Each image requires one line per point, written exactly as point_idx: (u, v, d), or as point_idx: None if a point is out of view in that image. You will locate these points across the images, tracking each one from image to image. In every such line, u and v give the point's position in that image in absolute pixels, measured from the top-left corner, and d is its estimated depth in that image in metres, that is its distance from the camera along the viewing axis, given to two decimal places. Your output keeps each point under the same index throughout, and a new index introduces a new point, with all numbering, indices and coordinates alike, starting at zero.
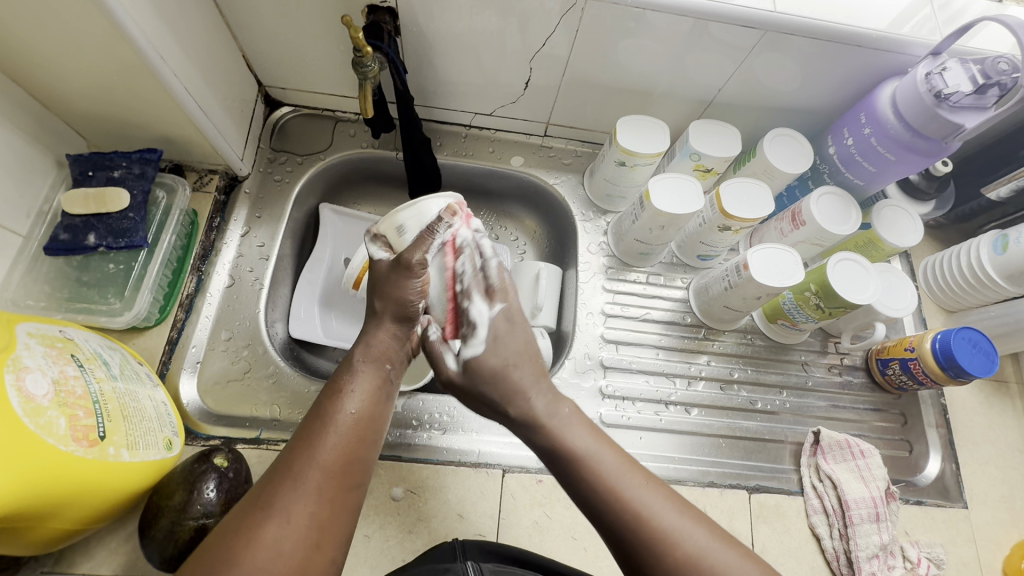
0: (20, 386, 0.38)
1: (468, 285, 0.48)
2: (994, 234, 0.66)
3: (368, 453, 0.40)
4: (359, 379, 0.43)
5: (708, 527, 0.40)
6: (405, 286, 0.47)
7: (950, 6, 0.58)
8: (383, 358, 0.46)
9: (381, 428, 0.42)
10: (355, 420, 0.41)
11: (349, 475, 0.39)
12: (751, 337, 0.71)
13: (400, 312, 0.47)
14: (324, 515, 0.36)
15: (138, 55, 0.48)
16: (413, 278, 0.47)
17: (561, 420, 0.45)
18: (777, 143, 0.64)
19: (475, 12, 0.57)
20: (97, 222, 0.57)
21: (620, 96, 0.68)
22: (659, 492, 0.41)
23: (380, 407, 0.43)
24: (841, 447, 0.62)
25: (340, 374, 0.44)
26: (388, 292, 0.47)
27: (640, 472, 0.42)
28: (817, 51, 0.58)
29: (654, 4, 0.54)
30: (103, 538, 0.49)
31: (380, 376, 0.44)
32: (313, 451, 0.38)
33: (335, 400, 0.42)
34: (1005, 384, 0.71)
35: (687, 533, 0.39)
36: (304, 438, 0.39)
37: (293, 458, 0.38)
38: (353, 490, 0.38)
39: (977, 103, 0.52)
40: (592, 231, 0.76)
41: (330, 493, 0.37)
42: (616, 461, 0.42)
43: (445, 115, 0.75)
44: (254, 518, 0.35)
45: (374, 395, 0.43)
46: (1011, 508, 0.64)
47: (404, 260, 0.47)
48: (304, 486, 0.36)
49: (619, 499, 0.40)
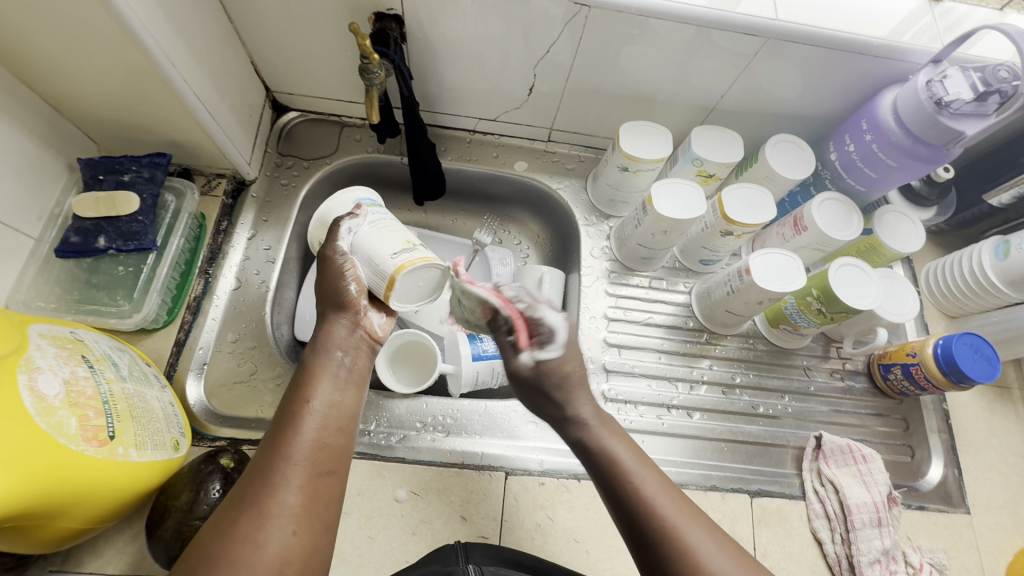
0: (32, 386, 0.38)
1: (531, 298, 0.46)
2: (995, 241, 0.66)
3: (335, 439, 0.40)
4: (316, 373, 0.43)
5: (736, 553, 0.39)
6: (332, 274, 0.48)
7: (950, 14, 0.59)
8: (335, 348, 0.46)
9: (348, 416, 0.42)
10: (316, 411, 0.41)
11: (319, 462, 0.38)
12: (753, 342, 0.72)
13: (336, 301, 0.48)
14: (301, 504, 0.36)
15: (150, 61, 0.49)
16: (336, 264, 0.48)
17: (601, 429, 0.46)
18: (779, 149, 0.64)
19: (480, 19, 0.58)
20: (107, 225, 0.57)
21: (623, 102, 0.69)
22: (689, 511, 0.40)
23: (341, 396, 0.43)
24: (842, 452, 0.63)
25: (299, 373, 0.44)
26: (326, 290, 0.48)
27: (671, 490, 0.42)
28: (818, 58, 0.58)
29: (657, 12, 0.55)
30: (110, 537, 0.50)
31: (334, 366, 0.44)
32: (277, 446, 0.38)
33: (296, 397, 0.41)
34: (1007, 390, 0.71)
35: (711, 557, 0.38)
36: (270, 438, 0.39)
37: (261, 458, 0.38)
38: (325, 476, 0.38)
39: (978, 111, 0.53)
40: (595, 235, 0.76)
41: (302, 481, 0.37)
42: (648, 473, 0.43)
43: (449, 120, 0.76)
44: (232, 515, 0.35)
45: (337, 387, 0.43)
46: (1014, 514, 0.64)
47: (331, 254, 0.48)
48: (278, 480, 0.36)
49: (651, 511, 0.40)
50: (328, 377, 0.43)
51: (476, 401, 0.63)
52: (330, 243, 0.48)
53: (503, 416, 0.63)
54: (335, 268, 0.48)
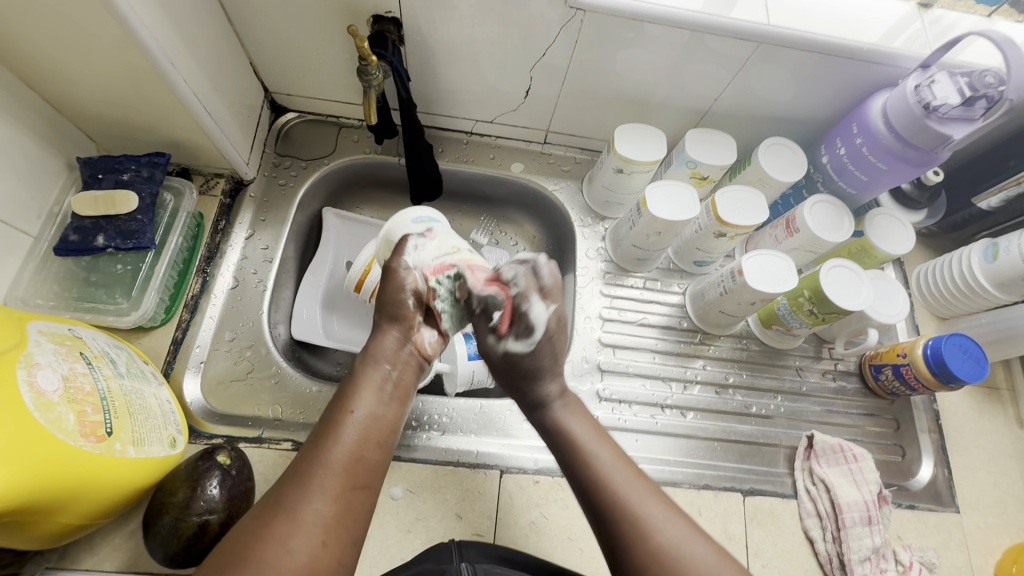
0: (31, 381, 0.39)
1: (524, 287, 0.46)
2: (985, 243, 0.67)
3: (373, 454, 0.40)
4: (362, 383, 0.43)
5: (686, 524, 0.42)
6: (395, 288, 0.47)
7: (940, 21, 0.60)
8: (382, 358, 0.45)
9: (391, 430, 0.42)
10: (358, 421, 0.41)
11: (355, 475, 0.38)
12: (746, 342, 0.72)
13: (394, 313, 0.47)
14: (333, 516, 0.36)
15: (150, 61, 0.49)
16: (398, 277, 0.48)
17: (566, 411, 0.49)
18: (772, 152, 0.65)
19: (477, 22, 0.59)
20: (106, 224, 0.58)
21: (618, 105, 0.70)
22: (644, 485, 0.43)
23: (383, 409, 0.42)
24: (834, 451, 0.64)
25: (347, 381, 0.44)
26: (383, 300, 0.47)
27: (630, 467, 0.45)
28: (810, 63, 0.59)
29: (651, 16, 0.56)
30: (107, 534, 0.50)
31: (381, 378, 0.44)
32: (318, 453, 0.38)
33: (342, 406, 0.41)
34: (996, 391, 0.72)
35: (663, 527, 0.41)
36: (311, 445, 0.39)
37: (302, 464, 0.38)
38: (359, 490, 0.38)
39: (966, 115, 0.54)
40: (591, 236, 0.77)
41: (336, 493, 0.37)
42: (610, 453, 0.46)
43: (447, 122, 0.76)
44: (268, 514, 0.35)
45: (382, 399, 0.43)
46: (1003, 513, 0.65)
47: (391, 268, 0.48)
48: (314, 490, 0.36)
49: (609, 488, 0.43)
50: (373, 388, 0.43)
51: (472, 400, 0.64)
52: (394, 257, 0.49)
53: (499, 415, 0.63)
54: (396, 282, 0.47)
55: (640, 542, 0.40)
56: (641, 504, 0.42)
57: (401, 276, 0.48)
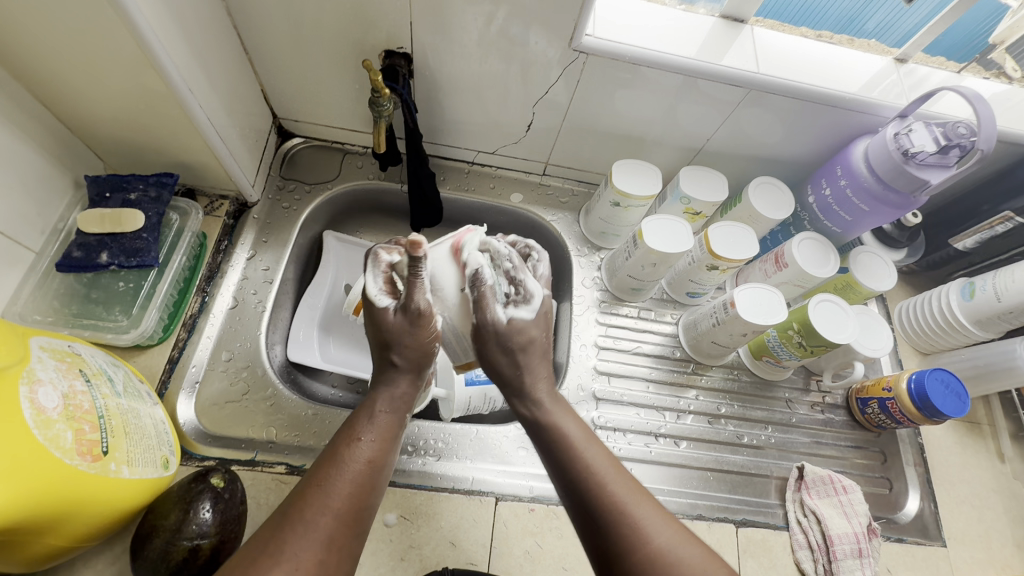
0: (32, 398, 0.38)
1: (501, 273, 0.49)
2: (961, 282, 0.71)
3: (374, 501, 0.41)
4: (375, 427, 0.44)
5: (657, 508, 0.40)
6: (423, 334, 0.47)
7: (914, 74, 0.65)
8: (403, 407, 0.47)
9: (388, 475, 0.43)
10: (362, 467, 0.41)
11: (357, 523, 0.39)
12: (737, 373, 0.74)
13: (418, 362, 0.48)
14: (331, 562, 0.36)
15: (168, 86, 0.51)
16: (425, 326, 0.47)
17: (554, 412, 0.47)
18: (761, 190, 0.68)
19: (482, 60, 0.62)
20: (111, 241, 0.58)
21: (615, 142, 0.73)
22: (637, 490, 0.41)
23: (388, 456, 0.43)
24: (824, 482, 0.65)
25: (357, 417, 0.45)
26: (411, 344, 0.47)
27: (604, 450, 0.44)
28: (797, 109, 0.63)
29: (650, 60, 0.59)
30: (89, 560, 0.48)
31: (394, 426, 0.45)
32: (323, 494, 0.38)
33: (350, 444, 0.42)
34: (977, 425, 0.74)
35: (656, 530, 0.39)
36: (316, 483, 0.39)
37: (304, 504, 0.38)
38: (355, 539, 0.38)
39: (941, 162, 0.57)
40: (587, 266, 0.79)
41: (337, 540, 0.37)
42: (579, 431, 0.46)
43: (449, 151, 0.79)
44: (255, 555, 0.34)
45: (388, 444, 0.44)
46: (987, 548, 0.66)
47: (415, 309, 0.47)
48: (315, 534, 0.36)
49: (605, 493, 0.41)
50: (385, 433, 0.44)
51: (468, 425, 0.64)
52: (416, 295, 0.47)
53: (495, 442, 0.63)
54: (424, 329, 0.47)
55: (617, 522, 0.39)
56: (612, 480, 0.42)
57: (425, 318, 0.47)
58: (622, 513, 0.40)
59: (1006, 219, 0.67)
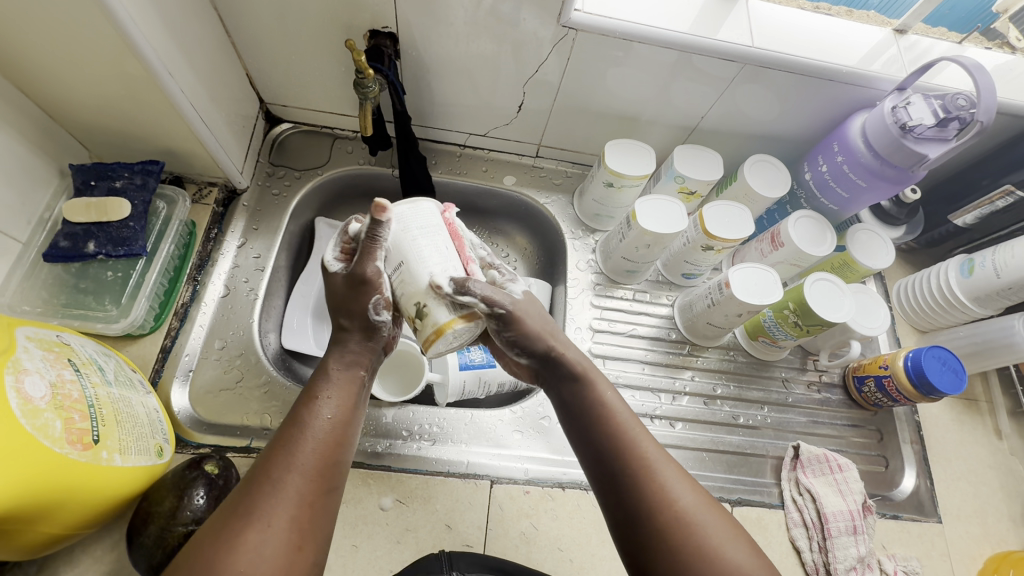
0: (19, 387, 0.38)
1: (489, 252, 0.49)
2: (961, 258, 0.70)
3: (345, 456, 0.41)
4: (335, 387, 0.43)
5: (676, 467, 0.41)
6: (368, 302, 0.45)
7: (916, 46, 0.63)
8: (358, 364, 0.46)
9: (356, 432, 0.43)
10: (323, 427, 0.40)
11: (328, 479, 0.39)
12: (733, 354, 0.74)
13: (367, 323, 0.46)
14: (305, 518, 0.37)
15: (149, 72, 0.50)
16: (368, 293, 0.45)
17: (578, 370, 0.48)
18: (756, 168, 0.67)
19: (471, 39, 0.60)
20: (97, 230, 0.58)
21: (609, 122, 0.72)
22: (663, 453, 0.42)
23: (352, 413, 0.43)
24: (819, 461, 0.65)
25: (316, 379, 0.44)
26: (357, 308, 0.46)
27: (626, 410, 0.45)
28: (793, 84, 0.61)
29: (642, 36, 0.57)
30: (88, 546, 0.49)
31: (354, 385, 0.44)
32: (287, 455, 0.38)
33: (310, 405, 0.42)
34: (975, 402, 0.74)
35: (676, 487, 0.40)
36: (279, 446, 0.39)
37: (269, 467, 0.38)
38: (329, 493, 0.39)
39: (939, 135, 0.56)
40: (581, 248, 0.78)
41: (309, 495, 0.37)
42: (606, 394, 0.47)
43: (441, 134, 0.77)
44: (229, 519, 0.35)
45: (351, 401, 0.43)
46: (983, 523, 0.66)
47: (358, 274, 0.45)
48: (285, 492, 0.37)
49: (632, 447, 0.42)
50: (345, 392, 0.43)
51: (462, 410, 0.64)
52: (363, 264, 0.45)
53: (490, 425, 0.63)
54: (368, 297, 0.45)
55: (640, 466, 0.41)
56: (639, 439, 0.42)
57: (371, 286, 0.45)
58: (643, 467, 0.41)
59: (1007, 193, 0.66)
